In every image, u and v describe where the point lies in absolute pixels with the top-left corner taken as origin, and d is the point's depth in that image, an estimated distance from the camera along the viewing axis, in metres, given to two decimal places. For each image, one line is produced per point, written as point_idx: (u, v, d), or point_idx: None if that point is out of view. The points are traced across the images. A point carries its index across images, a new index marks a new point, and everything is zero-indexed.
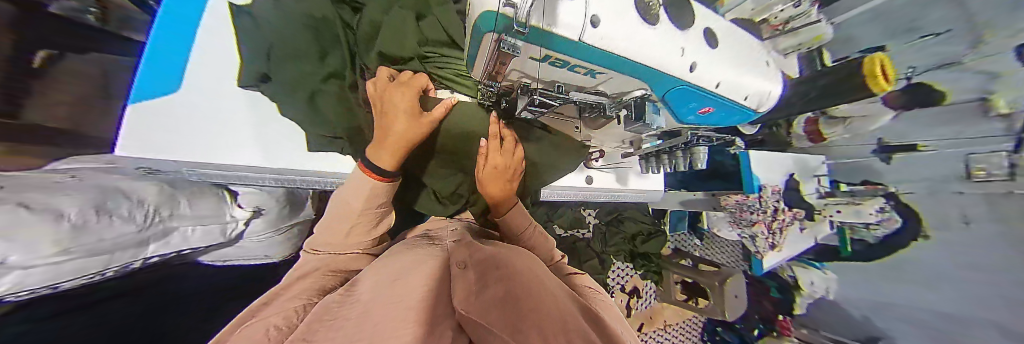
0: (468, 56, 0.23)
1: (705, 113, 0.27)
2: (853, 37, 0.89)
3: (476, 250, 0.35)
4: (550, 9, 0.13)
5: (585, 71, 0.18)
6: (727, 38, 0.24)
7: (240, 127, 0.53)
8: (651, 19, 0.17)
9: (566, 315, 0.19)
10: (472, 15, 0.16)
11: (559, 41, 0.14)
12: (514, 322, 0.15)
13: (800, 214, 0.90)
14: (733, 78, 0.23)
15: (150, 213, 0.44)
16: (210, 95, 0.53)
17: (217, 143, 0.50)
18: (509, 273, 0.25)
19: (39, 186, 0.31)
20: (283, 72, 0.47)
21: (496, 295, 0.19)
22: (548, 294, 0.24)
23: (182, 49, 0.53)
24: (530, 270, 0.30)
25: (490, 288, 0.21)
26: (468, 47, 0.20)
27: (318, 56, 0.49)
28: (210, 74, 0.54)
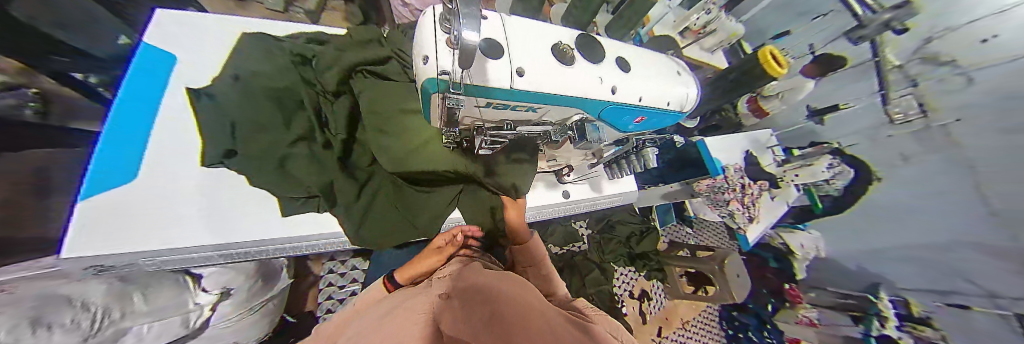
0: (424, 112, 0.24)
1: (642, 121, 0.31)
2: (764, 29, 1.14)
3: (463, 280, 0.34)
4: (479, 72, 0.16)
5: (525, 109, 0.21)
6: (640, 61, 0.29)
7: (205, 199, 0.50)
8: (566, 59, 0.20)
9: (550, 326, 0.19)
10: (420, 77, 0.18)
11: (494, 92, 0.17)
12: (500, 338, 0.14)
13: (764, 184, 0.97)
14: (652, 91, 0.27)
15: (99, 316, 0.40)
16: (172, 173, 0.50)
17: (178, 227, 0.46)
18: (493, 298, 0.25)
19: None
20: (247, 145, 0.46)
21: (480, 318, 0.19)
22: (538, 312, 0.24)
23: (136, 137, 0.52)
24: (520, 296, 0.29)
25: (475, 311, 0.21)
26: (422, 103, 0.21)
27: (284, 125, 0.50)
28: (170, 158, 0.52)
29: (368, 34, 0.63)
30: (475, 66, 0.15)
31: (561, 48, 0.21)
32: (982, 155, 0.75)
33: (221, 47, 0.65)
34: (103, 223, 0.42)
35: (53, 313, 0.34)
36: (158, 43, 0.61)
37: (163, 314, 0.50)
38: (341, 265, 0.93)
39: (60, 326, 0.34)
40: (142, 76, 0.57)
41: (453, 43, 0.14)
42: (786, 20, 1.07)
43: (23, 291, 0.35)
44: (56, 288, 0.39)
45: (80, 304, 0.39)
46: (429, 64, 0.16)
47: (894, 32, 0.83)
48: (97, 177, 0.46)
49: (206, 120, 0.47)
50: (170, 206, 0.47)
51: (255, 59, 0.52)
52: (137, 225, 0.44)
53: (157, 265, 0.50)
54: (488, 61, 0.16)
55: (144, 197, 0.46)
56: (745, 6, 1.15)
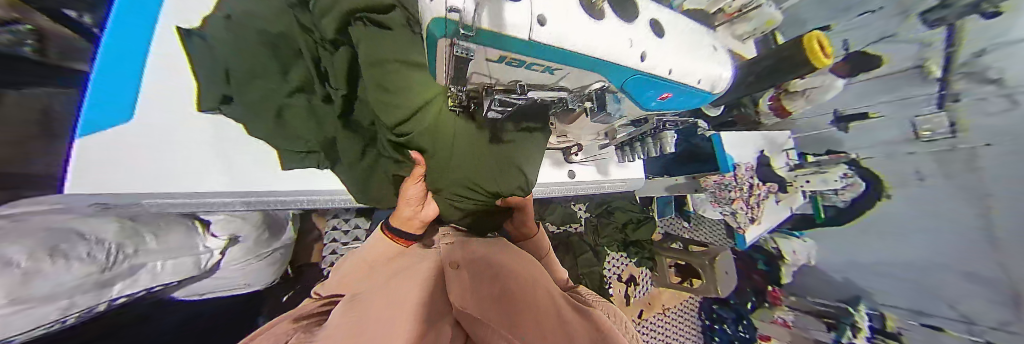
0: (430, 64, 0.23)
1: (666, 98, 0.28)
2: (803, 19, 0.97)
3: (469, 249, 0.38)
4: (493, 13, 0.13)
5: (541, 68, 0.19)
6: (673, 27, 0.26)
7: (201, 149, 0.50)
8: (596, 12, 0.18)
9: (552, 303, 0.25)
10: (426, 17, 0.16)
11: (509, 40, 0.15)
12: (501, 316, 0.22)
13: (773, 187, 0.94)
14: (685, 63, 0.25)
15: (113, 250, 0.41)
16: (167, 121, 0.49)
17: (176, 175, 0.46)
18: (500, 271, 0.30)
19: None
20: (245, 94, 0.44)
21: (489, 293, 0.25)
22: (537, 287, 0.29)
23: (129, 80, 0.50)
24: (520, 265, 0.35)
25: (483, 286, 0.27)
26: (426, 51, 0.19)
27: (280, 73, 0.47)
28: (171, 104, 0.51)
29: None
30: (488, 2, 0.13)
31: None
32: (1001, 186, 0.78)
33: None
34: (104, 166, 0.43)
35: (70, 244, 0.35)
36: None
37: (175, 254, 0.51)
38: (343, 223, 0.95)
39: (77, 257, 0.35)
40: (131, 14, 0.53)
41: None
42: (824, 14, 0.95)
43: (35, 221, 0.36)
44: (68, 221, 0.39)
45: (93, 238, 0.39)
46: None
47: (982, 16, 0.73)
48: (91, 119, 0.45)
49: (201, 64, 0.45)
50: (167, 154, 0.47)
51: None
52: (135, 170, 0.44)
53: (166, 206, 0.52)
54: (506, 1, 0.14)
55: (140, 142, 0.46)
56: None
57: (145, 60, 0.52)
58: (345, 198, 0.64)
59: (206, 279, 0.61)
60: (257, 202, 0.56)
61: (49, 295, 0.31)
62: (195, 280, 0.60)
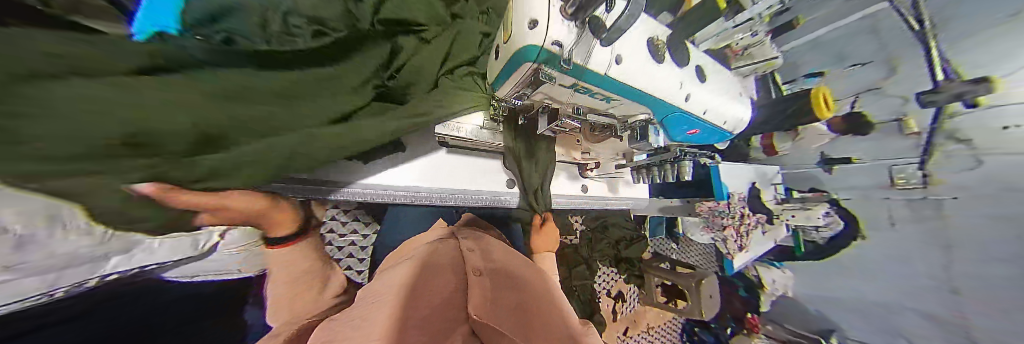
0: (504, 73, 0.29)
1: (693, 134, 0.35)
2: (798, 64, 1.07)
3: (485, 254, 0.38)
4: (586, 56, 0.24)
5: (601, 96, 0.28)
6: (715, 73, 0.33)
7: None
8: (659, 57, 0.27)
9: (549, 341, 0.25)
10: (518, 43, 0.24)
11: (591, 71, 0.24)
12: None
13: (761, 218, 0.99)
14: (712, 108, 0.32)
15: (110, 219, 0.37)
16: None
17: None
18: (511, 295, 0.30)
19: None
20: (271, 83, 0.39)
21: (510, 301, 0.29)
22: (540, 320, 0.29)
23: None
24: (537, 280, 0.38)
25: (502, 294, 0.30)
26: (507, 65, 0.27)
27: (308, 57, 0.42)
28: None
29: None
30: (579, 47, 0.24)
31: (656, 45, 0.27)
32: (965, 238, 0.88)
33: None
34: None
35: None
36: None
37: (174, 231, 0.46)
38: (342, 213, 0.86)
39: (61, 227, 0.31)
40: None
41: (569, 13, 0.23)
42: (823, 60, 1.02)
43: None
44: None
45: None
46: (538, 32, 0.22)
47: (964, 105, 0.84)
48: None
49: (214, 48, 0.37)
50: None
51: None
52: None
53: None
54: (599, 48, 0.24)
55: None
56: (792, 34, 1.05)
57: None
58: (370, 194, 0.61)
59: (198, 261, 0.54)
60: None
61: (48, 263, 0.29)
62: (190, 261, 0.53)
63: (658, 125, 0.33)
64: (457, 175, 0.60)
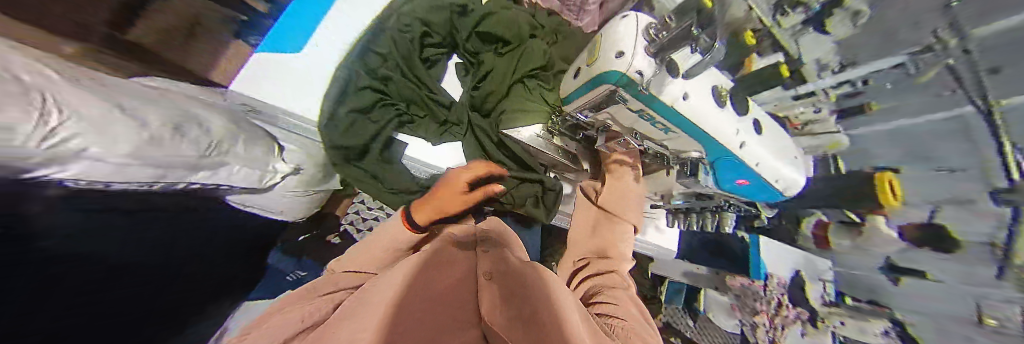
0: (584, 90, 0.37)
1: (744, 186, 0.37)
2: None
3: (498, 259, 0.40)
4: (659, 83, 0.29)
5: (660, 124, 0.33)
6: (779, 132, 0.35)
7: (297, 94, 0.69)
8: (722, 102, 0.31)
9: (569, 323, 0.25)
10: (605, 66, 0.31)
11: (658, 100, 0.29)
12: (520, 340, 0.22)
13: (804, 315, 0.85)
14: (773, 164, 0.34)
15: (211, 142, 0.46)
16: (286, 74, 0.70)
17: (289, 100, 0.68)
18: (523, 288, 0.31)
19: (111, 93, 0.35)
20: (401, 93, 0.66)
21: (524, 312, 0.26)
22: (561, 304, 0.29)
23: (301, 26, 0.75)
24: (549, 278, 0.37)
25: (517, 304, 0.28)
26: (589, 85, 0.35)
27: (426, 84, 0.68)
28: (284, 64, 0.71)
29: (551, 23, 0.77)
30: (657, 75, 0.28)
31: (719, 92, 0.32)
32: None
33: None
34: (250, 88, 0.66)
35: (186, 127, 0.43)
36: None
37: (252, 164, 0.54)
38: None
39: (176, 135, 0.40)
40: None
41: (654, 52, 0.28)
42: None
43: (169, 103, 0.45)
44: (194, 110, 0.48)
45: (203, 127, 0.47)
46: (623, 58, 0.28)
47: None
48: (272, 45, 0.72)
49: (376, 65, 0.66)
50: (293, 87, 0.69)
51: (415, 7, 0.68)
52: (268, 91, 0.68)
53: None
54: (669, 80, 0.29)
55: (279, 84, 0.69)
56: None
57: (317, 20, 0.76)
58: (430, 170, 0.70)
59: (256, 195, 0.62)
60: None
61: (166, 159, 0.38)
62: (252, 193, 0.60)
63: (708, 165, 0.37)
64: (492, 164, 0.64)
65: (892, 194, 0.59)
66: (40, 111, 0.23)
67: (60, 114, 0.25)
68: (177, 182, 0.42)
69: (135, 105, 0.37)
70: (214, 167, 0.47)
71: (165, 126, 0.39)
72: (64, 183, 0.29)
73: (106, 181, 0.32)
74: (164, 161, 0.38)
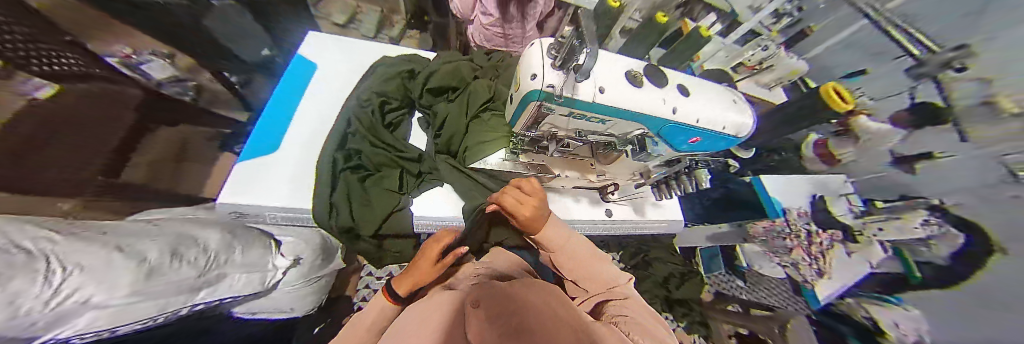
0: (521, 111, 0.42)
1: (696, 142, 0.41)
2: (831, 66, 0.84)
3: (491, 287, 0.36)
4: (573, 89, 0.34)
5: (594, 118, 0.39)
6: (699, 88, 0.40)
7: (273, 184, 0.58)
8: (637, 82, 0.36)
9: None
10: (526, 88, 0.37)
11: (579, 99, 0.35)
12: None
13: (838, 236, 0.79)
14: (708, 117, 0.38)
15: (208, 258, 0.46)
16: (265, 166, 0.60)
17: (265, 197, 0.56)
18: (521, 310, 0.27)
19: (99, 237, 0.36)
20: (371, 158, 0.66)
21: (508, 324, 0.23)
22: (564, 327, 0.25)
23: (281, 114, 0.69)
24: (556, 302, 0.33)
25: (502, 319, 0.25)
26: (523, 108, 0.40)
27: (398, 146, 0.70)
28: (258, 156, 0.61)
29: (485, 62, 0.84)
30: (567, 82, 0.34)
31: (632, 75, 0.37)
32: None
33: (365, 62, 0.85)
34: (233, 188, 0.56)
35: (183, 248, 0.43)
36: (308, 58, 0.80)
37: (250, 268, 0.53)
38: None
39: (167, 261, 0.39)
40: (289, 78, 0.75)
41: (556, 65, 0.34)
42: (857, 59, 0.77)
43: (168, 230, 0.46)
44: (189, 230, 0.49)
45: (201, 244, 0.47)
46: (535, 80, 0.35)
47: None
48: (253, 146, 0.62)
49: (351, 144, 0.66)
50: (268, 178, 0.59)
51: (375, 82, 0.74)
52: (248, 187, 0.56)
53: (255, 211, 0.56)
54: (581, 83, 0.34)
55: (257, 174, 0.58)
56: (814, 39, 0.86)
57: (295, 103, 0.72)
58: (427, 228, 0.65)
59: (259, 298, 0.60)
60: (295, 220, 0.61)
61: (163, 288, 0.37)
62: (254, 298, 0.58)
63: (654, 138, 0.42)
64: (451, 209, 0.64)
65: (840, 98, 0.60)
66: (46, 273, 0.26)
67: (64, 272, 0.27)
68: (179, 308, 0.41)
69: (131, 242, 0.38)
70: (214, 283, 0.46)
71: (163, 255, 0.39)
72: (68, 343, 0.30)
73: (104, 329, 0.32)
74: (165, 291, 0.38)
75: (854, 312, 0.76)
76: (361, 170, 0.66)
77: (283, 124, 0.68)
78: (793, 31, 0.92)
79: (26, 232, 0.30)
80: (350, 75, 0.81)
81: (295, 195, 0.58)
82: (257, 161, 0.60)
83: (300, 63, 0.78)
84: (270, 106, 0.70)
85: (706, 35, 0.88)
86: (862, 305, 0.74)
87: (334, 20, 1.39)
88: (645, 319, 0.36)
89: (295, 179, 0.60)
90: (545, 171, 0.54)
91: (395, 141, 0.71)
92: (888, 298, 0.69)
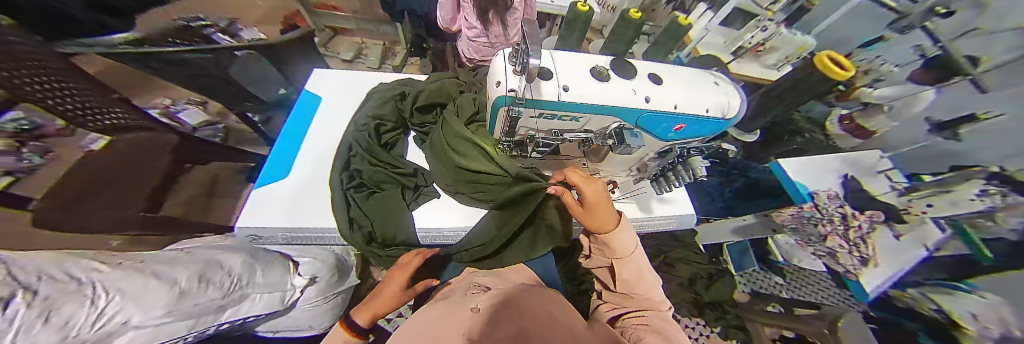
0: (495, 117, 0.43)
1: (681, 129, 0.41)
2: (847, 36, 0.87)
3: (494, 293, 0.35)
4: (537, 90, 0.35)
5: (568, 116, 0.39)
6: (671, 77, 0.40)
7: (284, 208, 0.62)
8: (601, 77, 0.37)
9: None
10: (493, 95, 0.38)
11: (546, 99, 0.35)
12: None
13: (879, 216, 0.68)
14: (685, 103, 0.38)
15: (234, 279, 0.49)
16: (276, 192, 0.64)
17: (277, 221, 0.60)
18: (520, 315, 0.27)
19: (137, 265, 0.40)
20: (371, 176, 0.69)
21: (508, 334, 0.21)
22: (565, 331, 0.24)
23: (291, 144, 0.75)
24: (561, 309, 0.31)
25: (502, 325, 0.24)
26: (496, 114, 0.42)
27: (397, 163, 0.73)
28: (270, 184, 0.65)
29: (473, 77, 0.88)
30: (530, 84, 0.35)
31: (597, 70, 0.37)
32: None
33: (364, 89, 0.92)
34: (249, 216, 0.60)
35: (211, 271, 0.47)
36: (313, 92, 0.87)
37: (272, 288, 0.56)
38: None
39: (198, 284, 0.43)
40: (296, 111, 0.81)
41: (517, 71, 0.36)
42: (870, 27, 0.81)
43: (196, 257, 0.50)
44: (216, 255, 0.54)
45: (227, 267, 0.51)
46: (500, 87, 0.36)
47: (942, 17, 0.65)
48: (266, 175, 0.67)
49: (354, 165, 0.70)
50: (280, 203, 0.63)
51: (371, 106, 0.79)
52: (262, 212, 0.61)
53: (272, 233, 0.60)
54: (543, 84, 0.35)
55: (270, 200, 0.63)
56: (816, 13, 0.92)
57: (303, 133, 0.78)
58: (431, 238, 0.65)
59: (283, 316, 0.63)
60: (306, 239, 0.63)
61: (192, 310, 0.40)
62: (275, 317, 0.61)
63: (631, 128, 0.40)
64: (452, 219, 0.65)
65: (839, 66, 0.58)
66: (94, 297, 0.30)
67: (109, 297, 0.31)
68: (206, 328, 0.44)
69: (167, 269, 0.42)
70: (238, 304, 0.49)
71: (193, 279, 0.43)
72: None
73: None
74: (195, 312, 0.40)
75: (921, 305, 0.67)
76: (364, 189, 0.69)
77: (292, 153, 0.73)
78: (796, 7, 0.95)
79: (79, 264, 0.34)
80: (351, 103, 0.87)
81: (303, 217, 0.61)
82: (268, 188, 0.64)
83: (306, 96, 0.85)
84: (281, 138, 0.76)
85: (686, 23, 0.89)
86: (928, 296, 0.65)
87: (342, 56, 1.51)
88: (670, 332, 0.37)
89: (303, 202, 0.64)
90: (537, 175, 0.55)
91: (392, 158, 0.73)
92: (961, 286, 0.60)
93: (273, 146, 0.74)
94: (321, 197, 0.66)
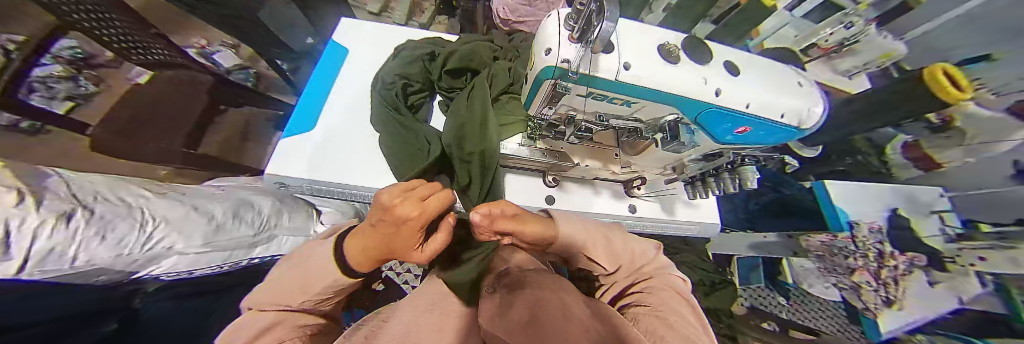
0: (538, 91, 0.40)
1: (744, 132, 0.37)
2: (945, 48, 0.67)
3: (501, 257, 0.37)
4: (595, 65, 0.31)
5: (619, 100, 0.36)
6: (748, 70, 0.35)
7: (309, 160, 0.64)
8: (672, 58, 0.33)
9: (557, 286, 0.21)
10: (543, 64, 0.35)
11: (604, 76, 0.32)
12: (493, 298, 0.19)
13: (920, 261, 0.69)
14: (762, 102, 0.33)
15: (264, 219, 0.52)
16: (303, 143, 0.66)
17: (304, 172, 0.63)
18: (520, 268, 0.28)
19: (179, 197, 0.43)
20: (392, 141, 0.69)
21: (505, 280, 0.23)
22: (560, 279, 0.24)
23: (317, 97, 0.75)
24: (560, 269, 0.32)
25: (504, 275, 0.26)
26: (539, 87, 0.39)
27: (417, 130, 0.72)
28: (298, 135, 0.67)
29: (505, 46, 0.82)
30: (587, 57, 0.31)
31: (668, 50, 0.33)
32: None
33: (390, 45, 0.88)
34: (279, 163, 0.63)
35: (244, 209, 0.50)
36: (339, 43, 0.85)
37: (298, 232, 0.59)
38: None
39: (233, 220, 0.46)
40: (323, 62, 0.80)
41: (575, 39, 0.32)
42: (979, 40, 0.61)
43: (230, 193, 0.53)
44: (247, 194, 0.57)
45: (257, 207, 0.54)
46: (552, 56, 0.33)
47: None
48: (295, 125, 0.69)
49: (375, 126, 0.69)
50: (307, 155, 0.65)
51: (396, 66, 0.75)
52: (290, 161, 0.63)
53: (297, 180, 0.63)
54: (604, 58, 0.31)
55: (298, 151, 0.65)
56: (913, 16, 0.71)
57: (328, 86, 0.78)
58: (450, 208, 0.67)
59: None
60: (331, 191, 0.66)
61: (226, 244, 0.45)
62: None
63: (689, 126, 0.38)
64: None
65: (950, 85, 0.53)
66: (142, 222, 0.33)
67: (154, 222, 0.35)
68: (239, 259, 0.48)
69: (206, 203, 0.45)
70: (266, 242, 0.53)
71: (227, 214, 0.46)
72: (158, 278, 0.38)
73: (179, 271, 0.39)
74: (228, 244, 0.45)
75: None
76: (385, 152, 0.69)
77: (319, 106, 0.74)
78: (892, 4, 0.72)
79: (130, 190, 0.37)
80: (378, 59, 0.85)
81: (328, 172, 0.64)
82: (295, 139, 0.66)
83: (332, 46, 0.83)
84: (307, 89, 0.76)
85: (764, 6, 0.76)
86: None
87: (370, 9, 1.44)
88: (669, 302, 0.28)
89: (329, 157, 0.66)
90: (564, 159, 0.51)
91: (411, 124, 0.72)
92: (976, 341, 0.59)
93: (300, 97, 0.75)
94: (346, 154, 0.67)
